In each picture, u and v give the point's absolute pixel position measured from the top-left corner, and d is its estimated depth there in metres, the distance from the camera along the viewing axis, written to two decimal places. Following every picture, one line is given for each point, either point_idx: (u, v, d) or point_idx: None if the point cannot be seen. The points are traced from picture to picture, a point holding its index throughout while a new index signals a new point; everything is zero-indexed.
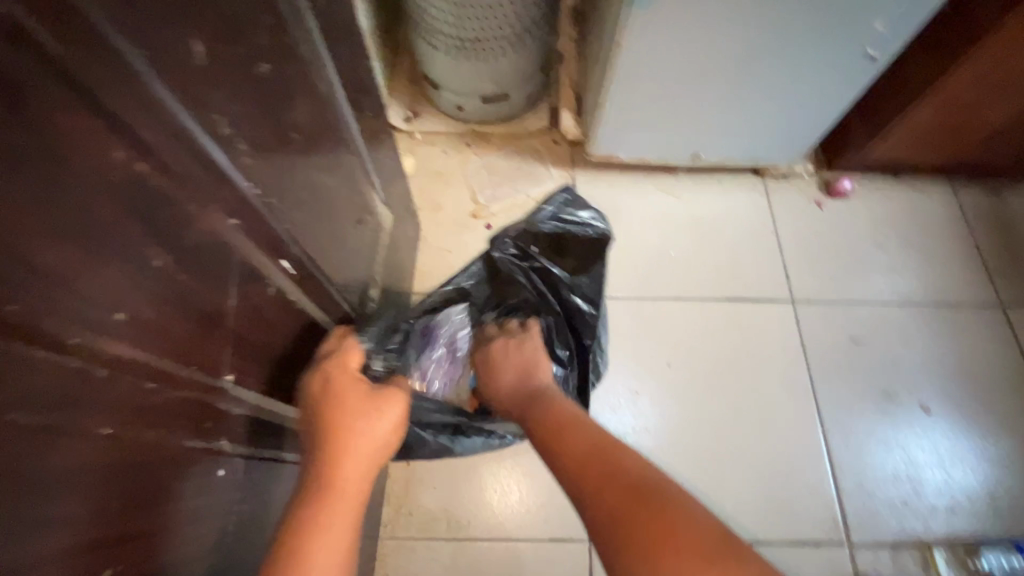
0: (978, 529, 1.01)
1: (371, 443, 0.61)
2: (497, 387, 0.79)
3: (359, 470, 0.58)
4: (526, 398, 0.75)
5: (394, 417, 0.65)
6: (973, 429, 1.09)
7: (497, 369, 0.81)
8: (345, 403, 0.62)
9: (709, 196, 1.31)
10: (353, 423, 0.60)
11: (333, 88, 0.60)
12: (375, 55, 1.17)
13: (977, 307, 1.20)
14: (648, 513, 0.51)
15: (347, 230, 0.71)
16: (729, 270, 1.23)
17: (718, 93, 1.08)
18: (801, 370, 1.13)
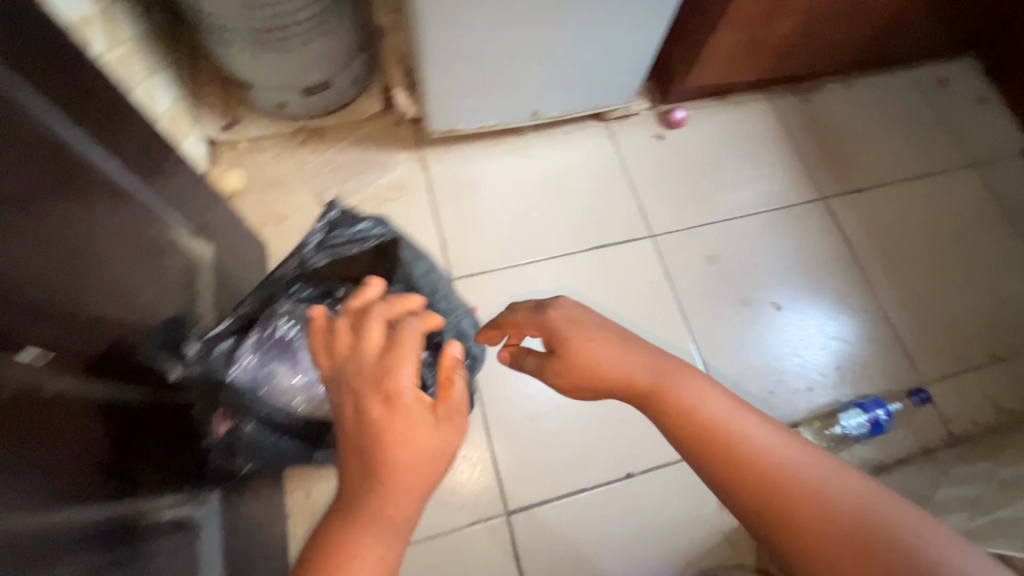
0: (834, 398, 1.16)
1: (421, 478, 0.52)
2: (587, 358, 0.63)
3: (402, 515, 0.51)
4: (642, 370, 0.61)
5: (450, 446, 0.54)
6: (816, 313, 1.24)
7: (580, 334, 0.64)
8: (393, 436, 0.52)
9: (560, 150, 1.32)
10: (405, 461, 0.51)
11: (54, 128, 0.51)
12: (159, 63, 1.03)
13: (804, 203, 1.34)
14: (842, 530, 0.51)
15: (123, 285, 0.63)
16: (590, 219, 1.26)
17: (538, 48, 1.07)
18: (669, 298, 1.21)
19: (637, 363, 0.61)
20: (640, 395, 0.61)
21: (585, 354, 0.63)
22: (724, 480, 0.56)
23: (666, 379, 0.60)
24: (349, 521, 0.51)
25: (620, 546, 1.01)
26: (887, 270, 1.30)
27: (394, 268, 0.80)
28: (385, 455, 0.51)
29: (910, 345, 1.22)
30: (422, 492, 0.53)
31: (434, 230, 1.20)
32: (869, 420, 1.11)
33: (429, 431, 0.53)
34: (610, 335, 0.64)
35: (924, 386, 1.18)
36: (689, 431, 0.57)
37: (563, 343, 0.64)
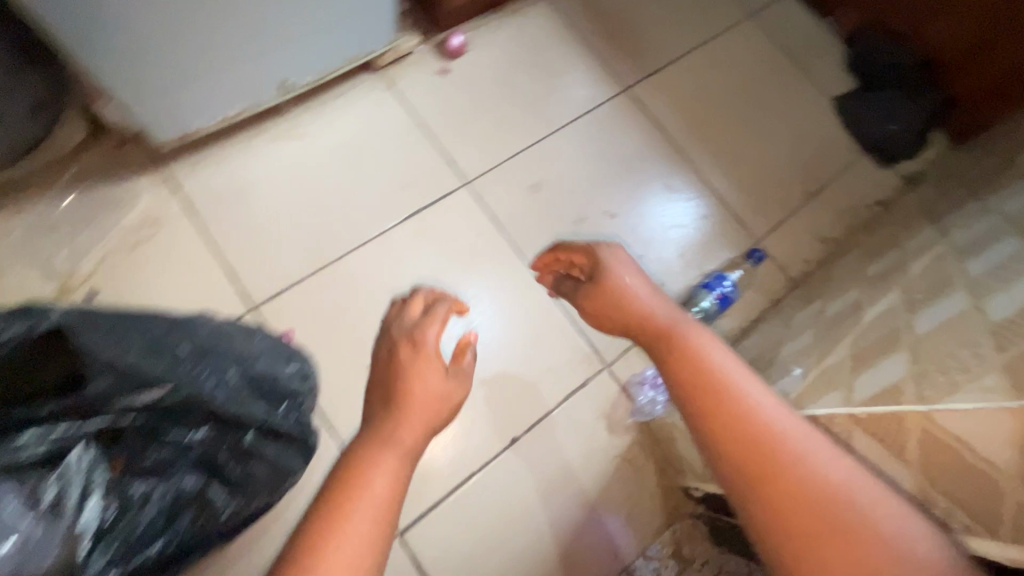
0: (685, 285, 1.16)
1: (428, 414, 0.71)
2: (621, 293, 0.70)
3: (414, 437, 0.66)
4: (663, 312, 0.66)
5: (454, 393, 0.75)
6: (649, 208, 1.21)
7: (616, 274, 0.73)
8: (419, 373, 0.74)
9: (334, 120, 1.14)
10: (418, 392, 0.72)
11: None
12: None
13: (610, 99, 1.28)
14: (819, 496, 0.47)
15: None
16: (394, 186, 1.11)
17: (247, 14, 0.86)
18: (503, 243, 1.11)
19: (663, 300, 0.68)
20: (654, 335, 0.64)
21: (621, 290, 0.71)
22: (709, 434, 0.52)
23: (678, 329, 0.62)
24: (378, 438, 0.64)
25: (525, 510, 0.98)
26: (703, 143, 1.30)
27: (80, 354, 0.55)
28: (403, 389, 0.72)
29: (737, 209, 1.25)
30: (428, 427, 0.69)
31: (213, 259, 1.00)
32: (718, 297, 1.13)
33: (441, 377, 0.75)
34: (646, 282, 0.71)
35: (758, 246, 1.23)
36: (685, 376, 0.56)
37: (600, 283, 0.73)
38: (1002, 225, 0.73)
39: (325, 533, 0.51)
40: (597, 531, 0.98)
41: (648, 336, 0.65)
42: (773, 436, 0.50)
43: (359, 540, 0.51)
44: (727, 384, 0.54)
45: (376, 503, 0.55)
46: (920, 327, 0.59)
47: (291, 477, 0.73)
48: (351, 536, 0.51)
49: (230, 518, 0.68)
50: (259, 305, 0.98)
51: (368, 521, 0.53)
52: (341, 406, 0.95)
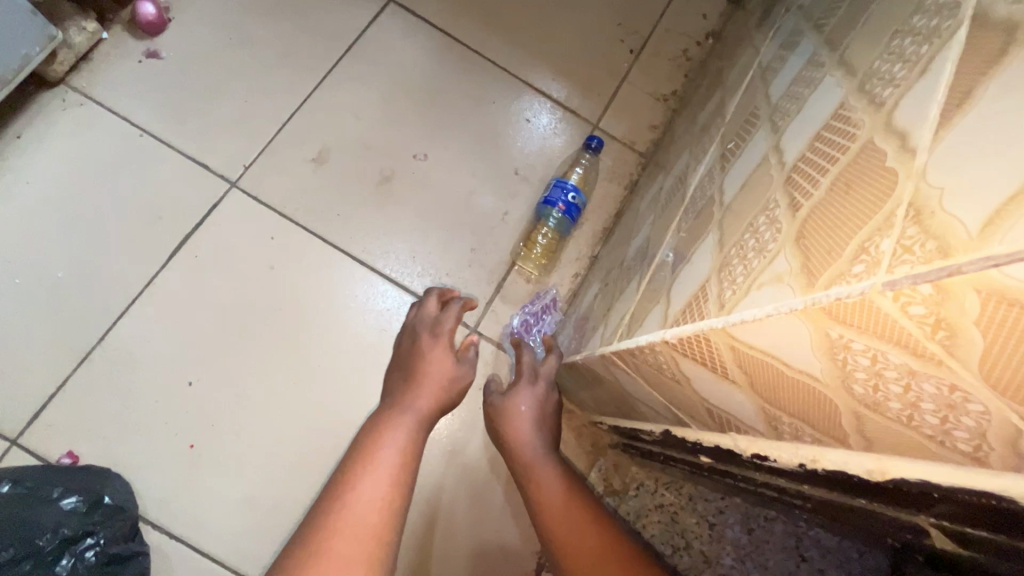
0: (531, 203, 1.00)
1: (436, 390, 0.73)
2: (512, 421, 0.77)
3: (427, 404, 0.70)
4: (532, 445, 0.74)
5: (463, 376, 0.77)
6: (463, 133, 1.03)
7: (517, 400, 0.78)
8: (431, 357, 0.76)
9: (25, 171, 0.87)
10: (432, 371, 0.74)
11: None
12: None
13: (375, 19, 1.05)
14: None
15: None
16: (140, 223, 0.88)
17: None
18: (305, 239, 0.91)
19: (543, 432, 0.77)
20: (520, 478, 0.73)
21: (516, 421, 0.77)
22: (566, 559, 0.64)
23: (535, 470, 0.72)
24: (395, 403, 0.69)
25: (437, 517, 0.86)
26: (501, 36, 1.10)
27: None
28: (413, 365, 0.75)
29: (560, 98, 1.09)
30: (439, 392, 0.73)
31: None
32: (563, 210, 0.96)
33: (452, 361, 0.77)
34: (539, 416, 0.77)
35: (595, 131, 1.08)
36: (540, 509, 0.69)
37: (503, 408, 0.78)
38: (801, 24, 0.60)
39: (349, 479, 0.59)
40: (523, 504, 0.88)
41: (516, 462, 0.75)
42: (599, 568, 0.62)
43: (381, 476, 0.59)
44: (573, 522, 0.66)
45: (394, 463, 0.61)
46: (727, 191, 0.47)
47: None
48: (372, 481, 0.59)
49: None
50: (19, 437, 0.77)
51: (385, 472, 0.60)
52: (176, 506, 0.78)
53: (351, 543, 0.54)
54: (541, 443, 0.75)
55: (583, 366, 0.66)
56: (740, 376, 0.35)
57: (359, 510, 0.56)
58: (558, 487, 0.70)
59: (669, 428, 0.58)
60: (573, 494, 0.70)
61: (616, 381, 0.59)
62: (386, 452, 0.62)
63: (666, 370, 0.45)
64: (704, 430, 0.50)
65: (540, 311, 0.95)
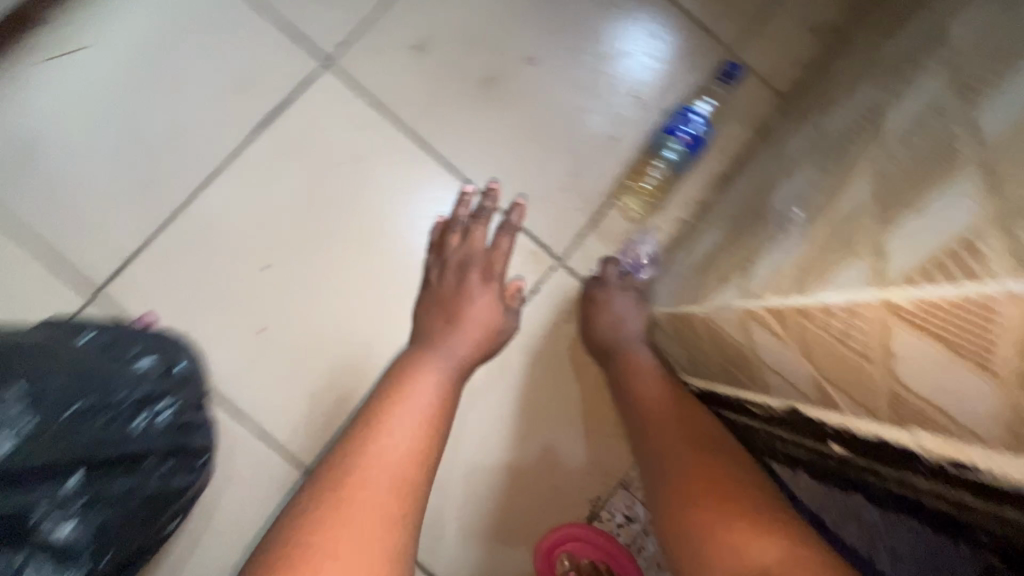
0: (645, 133, 0.89)
1: (479, 332, 0.74)
2: (600, 309, 0.79)
3: (464, 353, 0.72)
4: (622, 334, 0.76)
5: (501, 322, 0.77)
6: (580, 40, 0.90)
7: (609, 297, 0.79)
8: (473, 295, 0.76)
9: (117, 15, 0.80)
10: (476, 310, 0.75)
11: None
12: None
13: None
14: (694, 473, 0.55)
15: None
16: (230, 89, 0.82)
17: None
18: (396, 135, 0.84)
19: (635, 322, 0.77)
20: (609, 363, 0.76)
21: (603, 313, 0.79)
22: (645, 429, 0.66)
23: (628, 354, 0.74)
24: (429, 346, 0.71)
25: (494, 447, 0.82)
26: None
27: None
28: (450, 299, 0.76)
29: (697, 12, 0.93)
30: (478, 333, 0.74)
31: (21, 246, 0.76)
32: (686, 143, 0.87)
33: (492, 307, 0.76)
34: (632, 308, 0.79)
35: (731, 58, 0.92)
36: (630, 391, 0.71)
37: (593, 300, 0.80)
38: None
39: (384, 408, 0.60)
40: (585, 452, 0.83)
41: (605, 354, 0.78)
42: (670, 436, 0.62)
43: (414, 415, 0.60)
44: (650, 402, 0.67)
45: (425, 404, 0.62)
46: (990, 126, 0.35)
47: (173, 485, 0.62)
48: (407, 411, 0.60)
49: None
50: (101, 290, 0.76)
51: (419, 406, 0.61)
52: (242, 388, 0.77)
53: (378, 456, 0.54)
54: (631, 336, 0.76)
55: (701, 320, 0.59)
56: (1015, 364, 0.27)
57: (393, 440, 0.56)
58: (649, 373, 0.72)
59: (798, 406, 0.50)
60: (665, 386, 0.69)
61: (746, 343, 0.51)
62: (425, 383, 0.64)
63: (856, 339, 0.36)
64: (863, 419, 0.42)
65: (631, 263, 0.85)
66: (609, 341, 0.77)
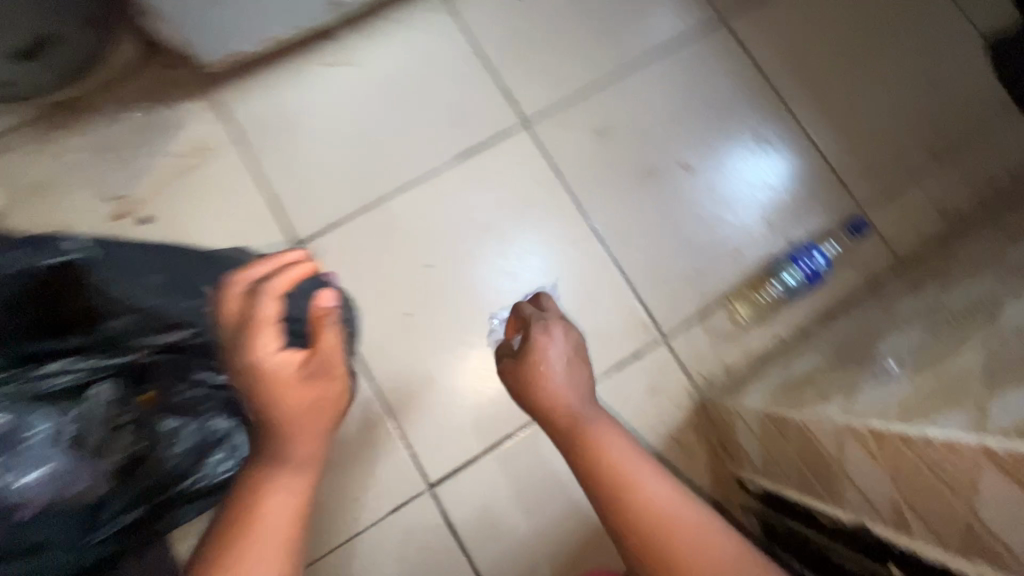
0: (767, 254, 1.01)
1: (316, 413, 0.53)
2: (544, 381, 0.65)
3: (310, 442, 0.52)
4: (577, 406, 0.63)
5: (333, 393, 0.54)
6: (732, 162, 1.05)
7: (547, 350, 0.67)
8: (272, 389, 0.50)
9: (385, 46, 1.03)
10: (284, 396, 0.51)
11: None
12: None
13: (699, 29, 1.09)
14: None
15: None
16: (447, 122, 1.01)
17: None
18: (561, 194, 1.00)
19: (579, 376, 0.66)
20: (562, 436, 0.62)
21: (546, 372, 0.66)
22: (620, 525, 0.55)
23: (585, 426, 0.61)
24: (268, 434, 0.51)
25: (563, 474, 0.93)
26: (808, 87, 1.08)
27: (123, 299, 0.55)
28: (269, 400, 0.51)
29: (840, 169, 1.06)
30: (324, 416, 0.53)
31: (259, 193, 0.97)
32: (806, 274, 0.99)
33: (302, 386, 0.51)
34: (569, 364, 0.67)
35: (862, 214, 1.04)
36: (593, 480, 0.57)
37: (531, 371, 0.66)
38: None
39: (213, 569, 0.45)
40: None
41: (555, 429, 0.63)
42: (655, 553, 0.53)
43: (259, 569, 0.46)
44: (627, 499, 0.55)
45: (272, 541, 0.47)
46: None
47: None
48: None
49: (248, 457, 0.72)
50: (302, 243, 0.95)
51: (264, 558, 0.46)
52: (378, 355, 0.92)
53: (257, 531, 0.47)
54: (585, 403, 0.64)
55: (794, 426, 0.67)
56: None
57: None
58: (616, 446, 0.59)
59: (870, 523, 0.58)
60: (644, 472, 0.57)
61: (836, 455, 0.60)
62: (295, 440, 0.51)
63: (947, 470, 0.46)
64: (931, 543, 0.50)
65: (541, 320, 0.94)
66: (555, 415, 0.63)
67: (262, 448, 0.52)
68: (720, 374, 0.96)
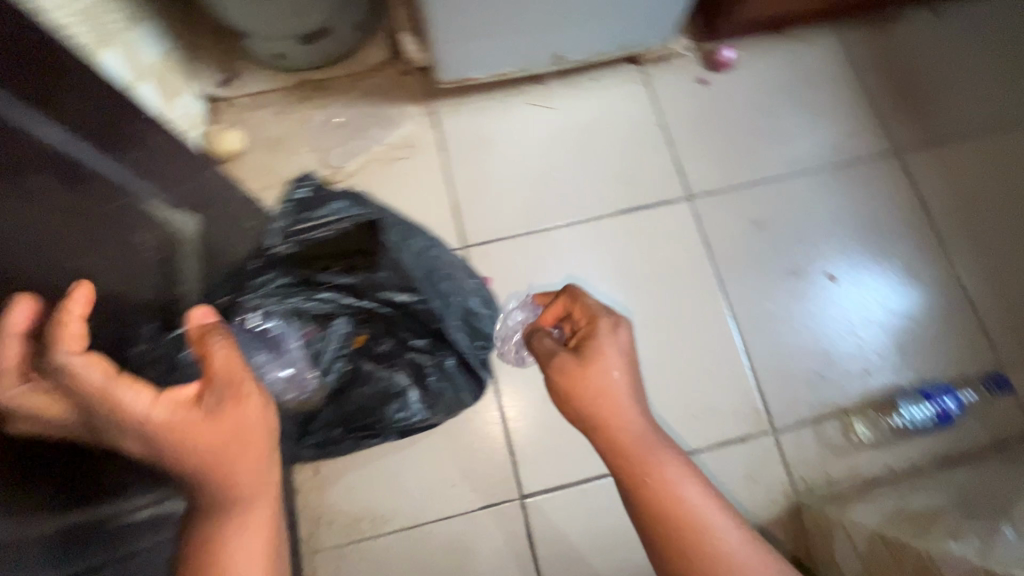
0: (894, 382, 1.02)
1: (249, 445, 0.52)
2: (608, 395, 0.61)
3: (251, 474, 0.52)
4: (637, 426, 0.61)
5: (247, 417, 0.52)
6: (879, 285, 1.07)
7: (609, 361, 0.63)
8: (179, 441, 0.49)
9: (583, 100, 1.16)
10: (202, 444, 0.49)
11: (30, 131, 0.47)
12: (160, 33, 1.02)
13: (872, 156, 1.14)
14: None
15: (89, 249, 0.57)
16: (619, 178, 1.12)
17: None
18: (706, 269, 1.06)
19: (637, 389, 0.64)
20: (620, 454, 0.60)
21: (608, 384, 0.62)
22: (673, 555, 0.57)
23: (649, 452, 0.60)
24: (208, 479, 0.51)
25: None
26: (971, 237, 1.10)
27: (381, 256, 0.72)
28: (182, 453, 0.49)
29: (988, 322, 1.06)
30: (261, 444, 0.53)
31: (445, 195, 1.10)
32: (936, 412, 0.99)
33: (211, 422, 0.50)
34: (629, 371, 0.64)
35: (1004, 372, 1.03)
36: (650, 505, 0.58)
37: (597, 382, 0.62)
38: None
39: None
40: None
41: (611, 447, 0.61)
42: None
43: None
44: (693, 539, 0.57)
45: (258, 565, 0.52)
46: None
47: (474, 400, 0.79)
48: None
49: (416, 422, 0.78)
50: (468, 247, 1.07)
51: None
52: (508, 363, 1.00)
53: (233, 562, 0.50)
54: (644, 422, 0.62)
55: (913, 552, 0.68)
56: None
57: None
58: (679, 478, 0.59)
59: None
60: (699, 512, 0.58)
61: None
62: (231, 474, 0.51)
63: None
64: None
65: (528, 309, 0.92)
66: (617, 434, 0.61)
67: (201, 497, 0.52)
68: (823, 486, 0.96)
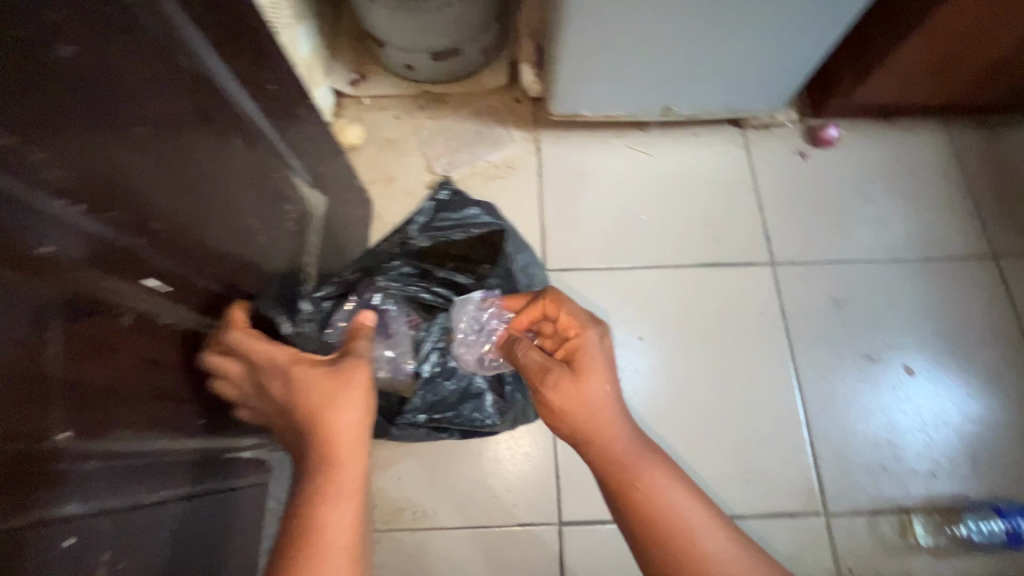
0: (962, 490, 0.98)
1: (357, 410, 0.54)
2: (592, 404, 0.60)
3: (351, 438, 0.52)
4: (622, 435, 0.59)
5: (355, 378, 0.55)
6: (959, 388, 1.04)
7: (596, 374, 0.62)
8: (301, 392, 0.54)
9: (681, 152, 1.21)
10: (316, 399, 0.53)
11: (241, 106, 0.55)
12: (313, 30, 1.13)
13: (967, 256, 1.12)
14: None
15: (269, 229, 0.66)
16: (705, 231, 1.14)
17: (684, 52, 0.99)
18: (779, 336, 1.06)
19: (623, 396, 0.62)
20: (604, 468, 0.58)
21: (589, 391, 0.60)
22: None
23: (630, 464, 0.57)
24: (315, 437, 0.52)
25: None
26: None
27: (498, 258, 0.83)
28: (304, 408, 0.54)
29: None
30: (363, 411, 0.54)
31: (534, 218, 1.15)
32: (1007, 531, 0.94)
33: (330, 376, 0.55)
34: (613, 371, 0.63)
35: None
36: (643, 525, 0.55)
37: (578, 392, 0.60)
38: None
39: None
40: None
41: (598, 463, 0.59)
42: None
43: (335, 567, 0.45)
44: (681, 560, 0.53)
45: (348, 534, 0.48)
46: None
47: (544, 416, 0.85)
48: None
49: (490, 426, 0.83)
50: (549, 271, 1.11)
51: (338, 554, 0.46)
52: None
53: (326, 526, 0.47)
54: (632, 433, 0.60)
55: None
56: None
57: None
58: (666, 485, 0.56)
59: None
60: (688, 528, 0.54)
61: None
62: (333, 433, 0.52)
63: None
64: None
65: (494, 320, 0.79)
66: (604, 446, 0.59)
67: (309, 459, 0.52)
68: None
